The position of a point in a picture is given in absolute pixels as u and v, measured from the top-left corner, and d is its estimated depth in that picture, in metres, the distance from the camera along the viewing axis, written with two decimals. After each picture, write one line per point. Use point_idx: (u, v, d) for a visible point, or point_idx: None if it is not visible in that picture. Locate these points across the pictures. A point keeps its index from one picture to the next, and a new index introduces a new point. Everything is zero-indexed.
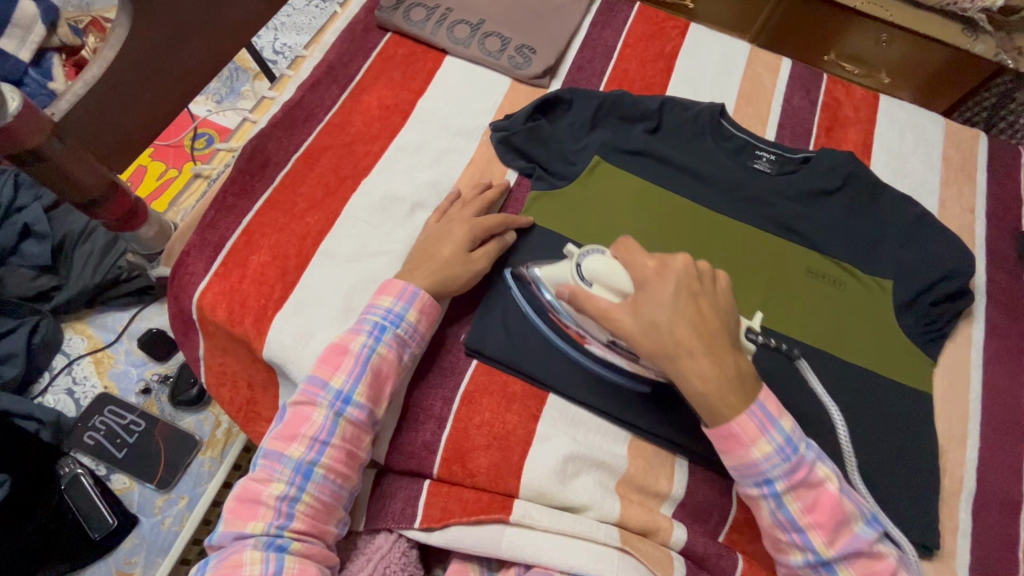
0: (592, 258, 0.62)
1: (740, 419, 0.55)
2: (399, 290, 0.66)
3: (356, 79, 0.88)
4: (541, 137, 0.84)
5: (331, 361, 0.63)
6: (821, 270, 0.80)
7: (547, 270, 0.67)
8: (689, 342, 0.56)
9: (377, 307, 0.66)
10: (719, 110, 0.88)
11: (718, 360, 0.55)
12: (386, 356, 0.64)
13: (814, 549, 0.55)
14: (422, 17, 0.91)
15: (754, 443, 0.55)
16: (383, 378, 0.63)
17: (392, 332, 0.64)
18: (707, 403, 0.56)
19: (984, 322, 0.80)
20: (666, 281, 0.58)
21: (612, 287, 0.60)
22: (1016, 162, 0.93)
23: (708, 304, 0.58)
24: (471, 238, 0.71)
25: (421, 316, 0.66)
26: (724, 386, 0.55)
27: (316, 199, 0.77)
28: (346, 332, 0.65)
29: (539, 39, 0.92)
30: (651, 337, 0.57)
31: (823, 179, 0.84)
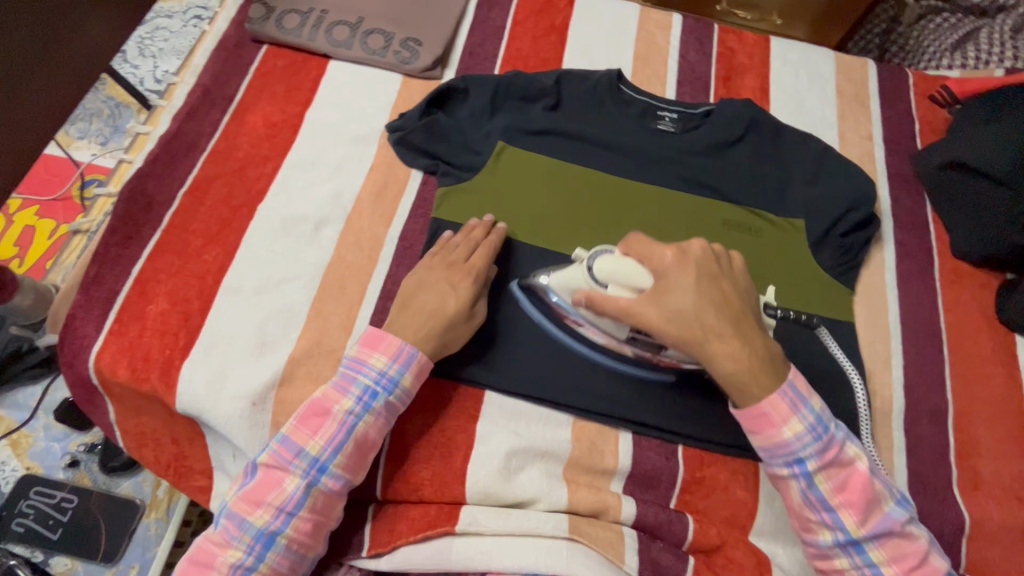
0: (605, 259, 0.61)
1: (771, 399, 0.56)
2: (396, 352, 0.61)
3: (237, 100, 0.83)
4: (440, 131, 0.81)
5: (310, 423, 0.59)
6: (737, 221, 0.80)
7: (557, 276, 0.65)
8: (717, 325, 0.57)
9: (369, 368, 0.60)
10: (617, 76, 0.87)
11: (746, 340, 0.56)
12: (372, 424, 0.60)
13: (844, 528, 0.56)
14: (296, 23, 0.87)
15: (786, 423, 0.56)
16: (366, 445, 0.60)
17: (383, 398, 0.60)
18: (740, 383, 0.56)
19: (893, 245, 0.83)
20: (687, 268, 0.58)
21: (633, 283, 0.59)
22: (905, 83, 0.95)
23: (730, 287, 0.59)
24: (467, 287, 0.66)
25: (415, 379, 0.62)
26: (753, 364, 0.56)
27: (210, 233, 0.73)
28: (331, 388, 0.60)
29: (424, 30, 0.88)
30: (680, 326, 0.56)
31: (725, 130, 0.84)
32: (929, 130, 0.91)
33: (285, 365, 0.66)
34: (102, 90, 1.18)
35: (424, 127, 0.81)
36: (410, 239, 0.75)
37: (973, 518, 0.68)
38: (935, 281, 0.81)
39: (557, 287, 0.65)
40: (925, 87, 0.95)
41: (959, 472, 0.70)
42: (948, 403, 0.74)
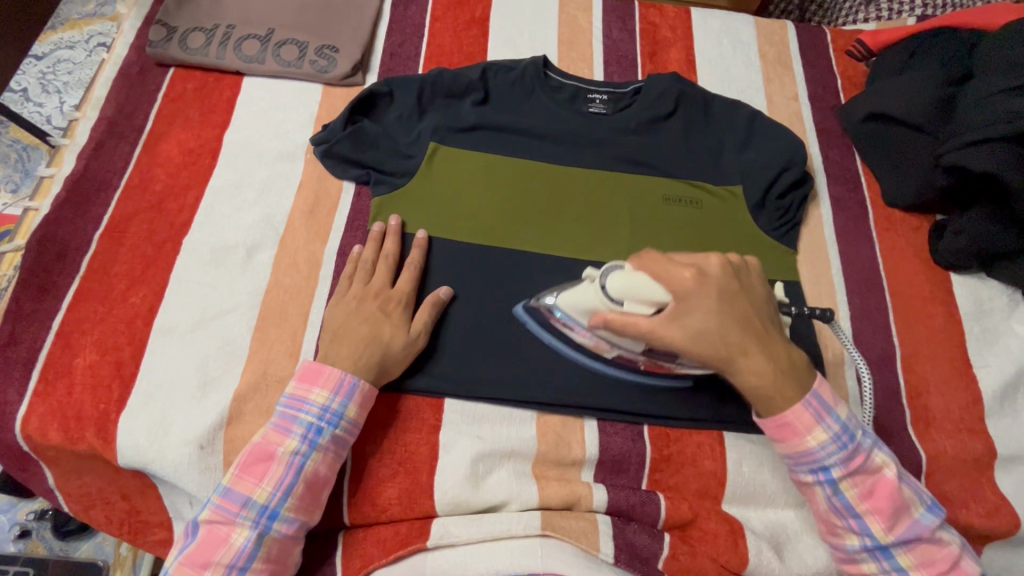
0: (617, 276, 0.58)
1: (795, 409, 0.56)
2: (338, 384, 0.60)
3: (147, 130, 0.79)
4: (367, 138, 0.78)
5: (253, 471, 0.56)
6: (678, 195, 0.80)
7: (566, 296, 0.63)
8: (741, 341, 0.55)
9: (311, 405, 0.59)
10: (543, 62, 0.85)
11: (770, 354, 0.56)
12: (321, 462, 0.58)
13: (872, 534, 0.57)
14: (202, 42, 0.83)
15: (811, 432, 0.56)
16: (317, 484, 0.58)
17: (329, 434, 0.59)
18: (764, 396, 0.56)
19: (829, 200, 0.85)
20: (707, 288, 0.55)
21: (652, 301, 0.56)
22: (823, 40, 0.97)
23: (749, 301, 0.57)
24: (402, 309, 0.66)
25: (361, 409, 0.61)
26: (778, 378, 0.56)
27: (134, 274, 0.69)
28: (271, 431, 0.58)
29: (339, 36, 0.85)
30: (705, 349, 0.55)
31: (656, 106, 0.84)
32: (850, 84, 0.93)
33: (230, 402, 0.63)
34: (5, 134, 1.11)
35: (350, 136, 0.78)
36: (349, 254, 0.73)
37: (929, 454, 0.70)
38: (871, 230, 0.83)
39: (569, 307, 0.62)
40: (842, 43, 0.97)
41: (912, 412, 0.73)
42: (895, 347, 0.76)
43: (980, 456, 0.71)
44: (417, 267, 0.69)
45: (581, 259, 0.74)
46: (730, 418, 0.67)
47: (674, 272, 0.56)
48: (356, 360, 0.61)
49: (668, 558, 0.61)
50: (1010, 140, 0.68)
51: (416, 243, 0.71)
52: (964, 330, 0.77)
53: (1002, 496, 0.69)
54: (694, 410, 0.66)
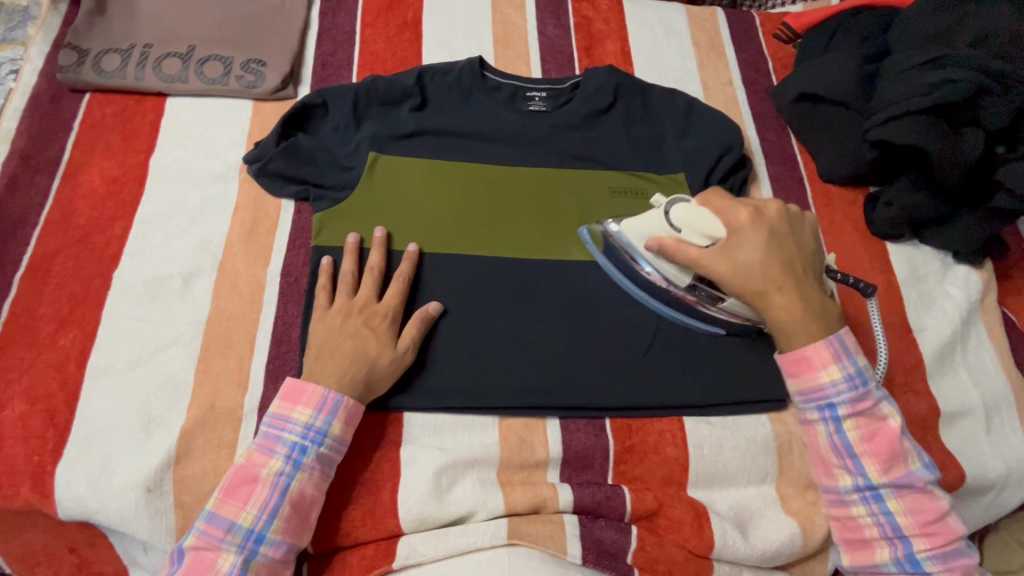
0: (682, 209, 0.67)
1: (815, 346, 0.61)
2: (321, 401, 0.58)
3: (66, 160, 0.75)
4: (302, 152, 0.75)
5: (237, 494, 0.54)
6: (624, 186, 0.80)
7: (629, 224, 0.70)
8: (778, 278, 0.62)
9: (294, 424, 0.57)
10: (478, 63, 0.84)
11: (803, 295, 0.62)
12: (306, 481, 0.56)
13: (866, 474, 0.59)
14: (117, 64, 0.79)
15: (825, 367, 0.60)
16: (305, 504, 0.56)
17: (315, 453, 0.57)
18: (788, 330, 0.62)
19: (769, 181, 0.87)
20: (759, 227, 0.64)
21: (706, 231, 0.64)
22: (752, 24, 1.00)
23: (796, 246, 0.65)
24: (388, 323, 0.64)
25: (346, 426, 0.59)
26: (806, 316, 0.62)
27: (62, 315, 0.65)
28: (255, 452, 0.56)
29: (265, 49, 0.82)
30: (743, 278, 0.62)
31: (595, 99, 0.84)
32: (781, 66, 0.96)
33: (177, 439, 0.61)
34: None
35: (284, 152, 0.75)
36: (294, 274, 0.71)
37: None
38: (811, 206, 0.85)
39: (628, 239, 0.69)
40: (770, 27, 1.00)
41: None
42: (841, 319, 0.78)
43: (925, 416, 0.74)
44: (403, 279, 0.67)
45: (530, 259, 0.73)
46: (690, 404, 0.68)
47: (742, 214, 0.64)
48: (341, 377, 0.60)
49: (637, 551, 0.61)
50: (927, 112, 0.71)
51: (405, 257, 0.70)
52: (903, 297, 0.80)
53: (948, 453, 0.72)
54: (652, 399, 0.67)
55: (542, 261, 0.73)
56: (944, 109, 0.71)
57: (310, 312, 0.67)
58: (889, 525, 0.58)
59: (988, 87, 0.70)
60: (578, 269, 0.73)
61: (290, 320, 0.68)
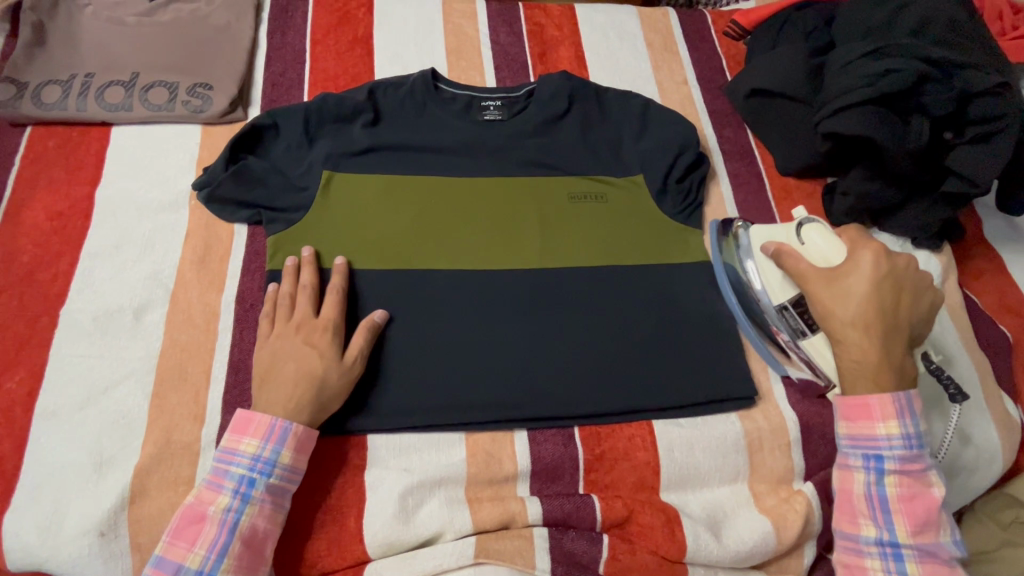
0: (816, 233, 0.67)
1: (880, 396, 0.59)
2: (269, 430, 0.57)
3: (8, 196, 0.73)
4: (252, 175, 0.74)
5: (186, 534, 0.53)
6: (582, 192, 0.79)
7: (761, 229, 0.73)
8: (874, 318, 0.60)
9: (242, 456, 0.56)
10: (431, 75, 0.83)
11: (886, 347, 0.60)
12: (256, 515, 0.54)
13: (893, 531, 0.58)
14: (58, 95, 0.77)
15: (885, 420, 0.59)
16: (258, 539, 0.54)
17: (263, 484, 0.55)
18: (854, 373, 0.61)
19: (728, 177, 0.86)
20: (879, 267, 0.61)
21: (823, 257, 0.65)
22: (704, 23, 1.00)
23: (910, 300, 0.62)
24: (332, 341, 0.63)
25: (297, 454, 0.57)
26: (881, 367, 0.59)
27: (7, 356, 0.63)
28: (202, 490, 0.55)
29: (212, 73, 0.81)
30: (836, 305, 0.61)
31: (550, 106, 0.83)
32: (734, 63, 0.97)
33: (131, 479, 0.59)
34: None
35: (234, 175, 0.73)
36: (248, 299, 0.69)
37: None
38: (771, 200, 0.85)
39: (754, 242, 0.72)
40: (722, 24, 1.00)
41: None
42: None
43: None
44: (336, 290, 0.66)
45: (489, 269, 0.72)
46: (658, 407, 0.67)
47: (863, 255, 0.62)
48: (294, 401, 0.58)
49: (609, 560, 0.61)
50: (875, 102, 0.72)
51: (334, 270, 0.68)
52: None
53: None
54: (618, 404, 0.67)
55: (501, 271, 0.72)
56: (890, 97, 0.72)
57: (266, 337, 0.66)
58: None
59: (930, 76, 0.71)
60: (538, 276, 0.73)
61: (247, 347, 0.67)
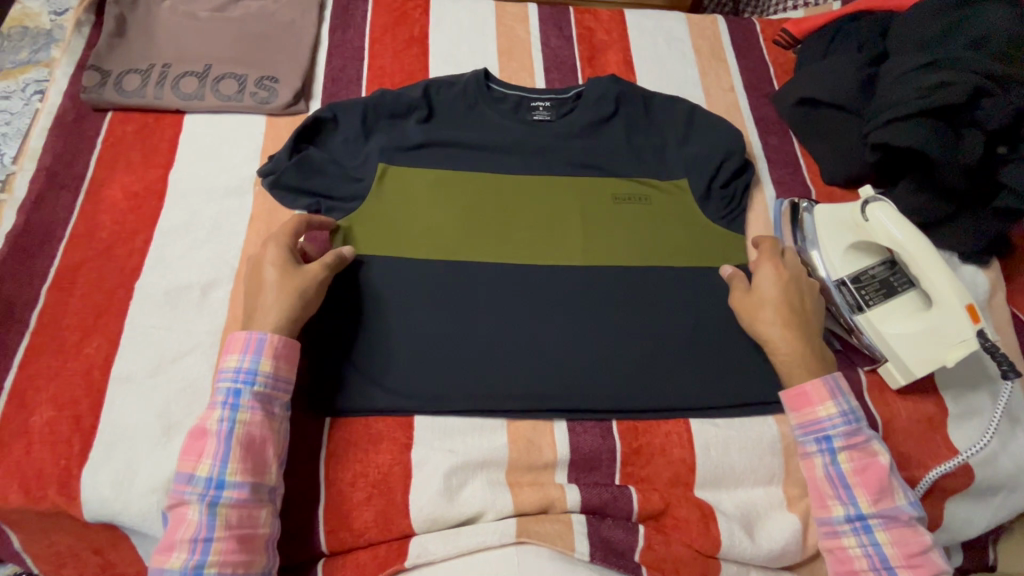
0: (881, 210, 0.71)
1: (812, 381, 0.62)
2: (246, 344, 0.60)
3: (89, 176, 0.78)
4: (312, 165, 0.77)
5: (193, 449, 0.57)
6: (627, 193, 0.81)
7: (824, 209, 0.78)
8: (788, 314, 0.66)
9: (226, 372, 0.59)
10: (484, 75, 0.86)
11: (805, 338, 0.65)
12: (250, 421, 0.58)
13: (856, 503, 0.59)
14: (138, 83, 0.82)
15: (822, 403, 0.62)
16: (256, 444, 0.57)
17: (249, 393, 0.58)
18: (788, 368, 0.64)
19: (772, 184, 0.87)
20: (782, 272, 0.69)
21: (887, 235, 0.70)
22: (753, 31, 1.01)
23: (811, 299, 0.69)
24: (289, 254, 0.66)
25: (276, 361, 0.60)
26: (807, 356, 0.64)
27: (87, 324, 0.68)
28: (204, 410, 0.59)
29: (278, 67, 0.86)
30: (758, 308, 0.67)
31: (598, 108, 0.85)
32: (782, 71, 0.97)
33: None
34: None
35: (297, 165, 0.77)
36: None
37: (884, 417, 0.72)
38: None
39: (820, 223, 0.77)
40: (771, 33, 1.01)
41: (868, 381, 0.74)
42: None
43: (933, 414, 0.72)
44: (303, 219, 0.69)
45: (533, 263, 0.75)
46: (696, 405, 0.69)
47: (913, 240, 0.68)
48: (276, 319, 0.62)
49: (644, 549, 0.62)
50: (926, 115, 0.72)
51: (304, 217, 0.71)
52: None
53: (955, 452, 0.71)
54: (656, 400, 0.68)
55: (544, 266, 0.75)
56: (942, 110, 0.72)
57: (323, 319, 0.70)
58: (878, 556, 0.58)
59: (985, 90, 0.70)
60: (582, 273, 0.75)
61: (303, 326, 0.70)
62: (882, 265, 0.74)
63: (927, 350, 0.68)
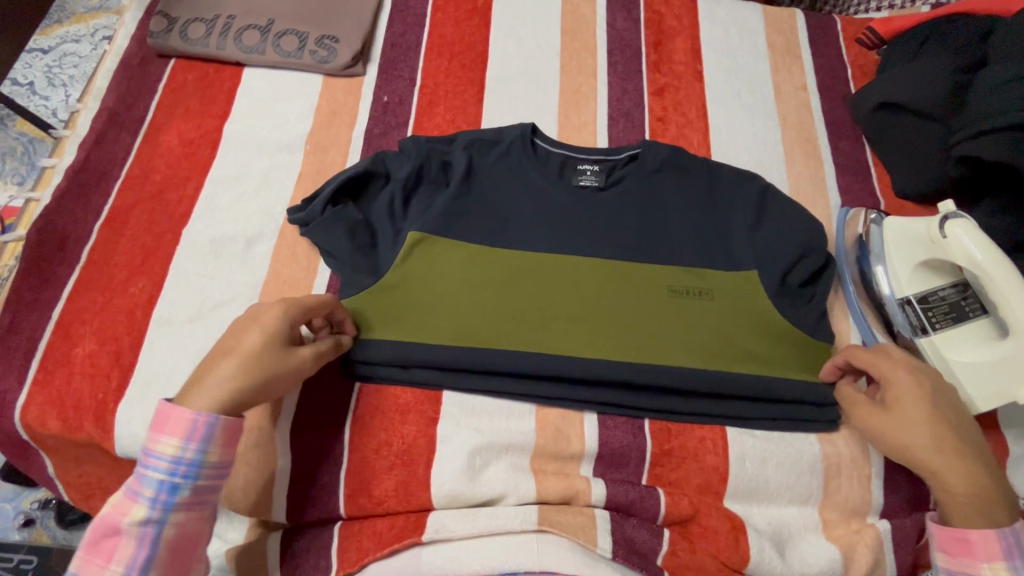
0: (961, 228, 0.64)
1: (980, 530, 0.54)
2: (190, 432, 0.51)
3: (148, 120, 0.79)
4: (343, 225, 0.69)
5: (102, 546, 0.50)
6: (684, 285, 0.69)
7: (895, 221, 0.72)
8: (948, 446, 0.56)
9: (158, 459, 0.51)
10: (531, 128, 0.76)
11: (972, 469, 0.55)
12: (182, 522, 0.52)
13: None
14: (202, 32, 0.82)
15: (989, 560, 0.54)
16: (186, 544, 0.52)
17: (185, 490, 0.51)
18: (953, 508, 0.56)
19: (839, 191, 0.82)
20: (925, 391, 0.57)
21: (965, 254, 0.64)
22: (833, 29, 0.95)
23: (960, 415, 0.58)
24: (284, 321, 0.55)
25: (225, 454, 0.53)
26: (982, 492, 0.55)
27: (134, 264, 0.69)
28: (119, 499, 0.51)
29: (340, 26, 0.85)
30: (908, 443, 0.57)
31: (653, 177, 0.75)
32: (861, 74, 0.91)
33: None
34: (12, 127, 1.13)
35: (331, 224, 0.69)
36: None
37: None
38: None
39: (889, 237, 0.72)
40: (853, 31, 0.95)
41: None
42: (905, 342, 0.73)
43: (992, 453, 0.67)
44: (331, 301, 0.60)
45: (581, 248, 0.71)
46: (735, 412, 0.65)
47: (996, 264, 0.61)
48: (232, 398, 0.53)
49: (667, 554, 0.60)
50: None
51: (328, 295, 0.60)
52: None
53: (1012, 496, 0.66)
54: (693, 404, 0.65)
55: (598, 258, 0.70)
56: None
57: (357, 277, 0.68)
58: None
59: None
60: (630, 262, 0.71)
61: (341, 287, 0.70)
62: (953, 288, 0.68)
63: (1000, 383, 0.63)
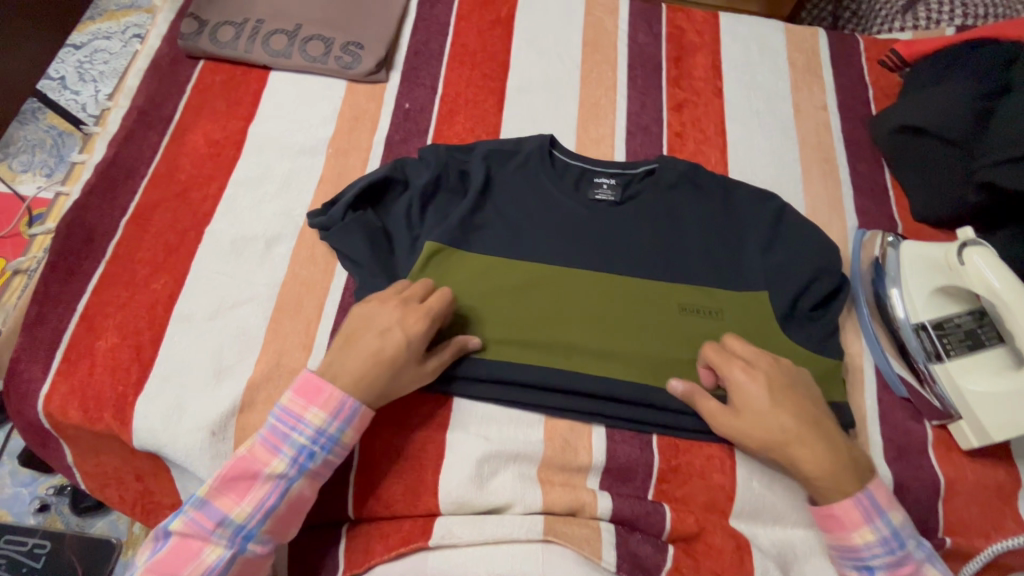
0: (978, 256, 0.63)
1: (844, 505, 0.58)
2: (338, 410, 0.57)
3: (176, 120, 0.81)
4: (362, 230, 0.70)
5: (235, 487, 0.55)
6: (694, 303, 0.69)
7: (912, 247, 0.72)
8: (797, 435, 0.58)
9: (305, 425, 0.57)
10: (550, 141, 0.77)
11: (827, 445, 0.58)
12: (306, 484, 0.57)
13: None
14: (231, 35, 0.84)
15: (857, 529, 0.58)
16: (296, 507, 0.57)
17: (320, 459, 0.57)
18: (821, 485, 0.58)
19: (855, 213, 0.82)
20: (761, 380, 0.60)
21: (983, 283, 0.63)
22: (856, 49, 0.95)
23: (805, 391, 0.61)
24: (426, 334, 0.60)
25: (355, 436, 0.59)
26: (835, 466, 0.58)
27: (157, 261, 0.71)
28: (259, 448, 0.56)
29: (365, 33, 0.86)
30: (764, 437, 0.59)
31: (666, 193, 0.75)
32: (882, 95, 0.91)
33: (243, 390, 0.64)
34: (42, 120, 1.16)
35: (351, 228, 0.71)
36: None
37: (947, 477, 0.66)
38: None
39: (906, 261, 0.72)
40: (875, 52, 0.95)
41: (934, 434, 0.69)
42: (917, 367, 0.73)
43: (1003, 483, 0.67)
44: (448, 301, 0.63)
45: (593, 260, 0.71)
46: None
47: (1015, 295, 0.60)
48: (366, 389, 0.58)
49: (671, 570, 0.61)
50: None
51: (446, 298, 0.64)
52: None
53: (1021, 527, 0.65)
54: (703, 421, 0.65)
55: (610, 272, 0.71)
56: None
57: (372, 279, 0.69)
58: None
59: None
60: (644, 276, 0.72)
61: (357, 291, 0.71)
62: (970, 315, 0.68)
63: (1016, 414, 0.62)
